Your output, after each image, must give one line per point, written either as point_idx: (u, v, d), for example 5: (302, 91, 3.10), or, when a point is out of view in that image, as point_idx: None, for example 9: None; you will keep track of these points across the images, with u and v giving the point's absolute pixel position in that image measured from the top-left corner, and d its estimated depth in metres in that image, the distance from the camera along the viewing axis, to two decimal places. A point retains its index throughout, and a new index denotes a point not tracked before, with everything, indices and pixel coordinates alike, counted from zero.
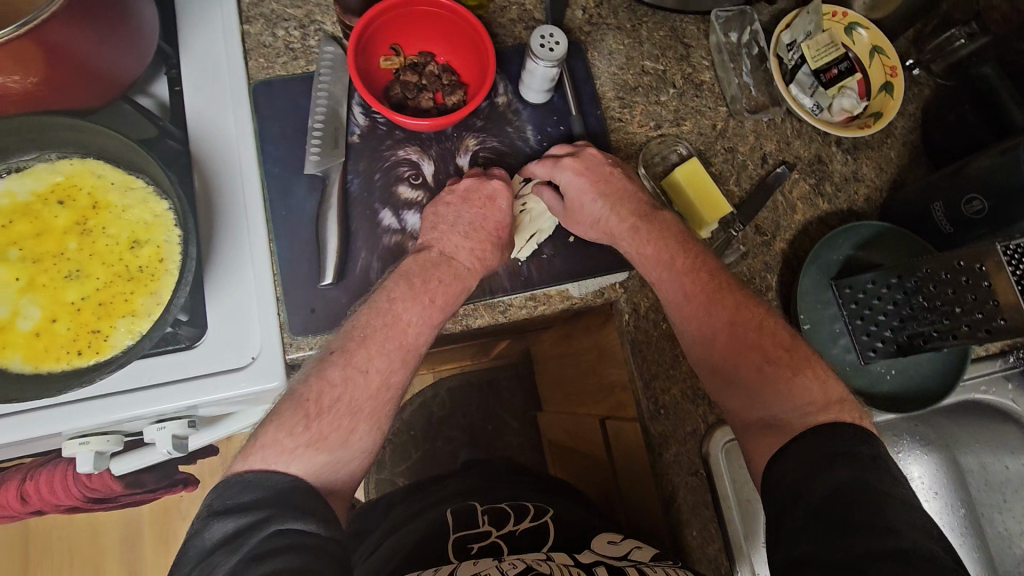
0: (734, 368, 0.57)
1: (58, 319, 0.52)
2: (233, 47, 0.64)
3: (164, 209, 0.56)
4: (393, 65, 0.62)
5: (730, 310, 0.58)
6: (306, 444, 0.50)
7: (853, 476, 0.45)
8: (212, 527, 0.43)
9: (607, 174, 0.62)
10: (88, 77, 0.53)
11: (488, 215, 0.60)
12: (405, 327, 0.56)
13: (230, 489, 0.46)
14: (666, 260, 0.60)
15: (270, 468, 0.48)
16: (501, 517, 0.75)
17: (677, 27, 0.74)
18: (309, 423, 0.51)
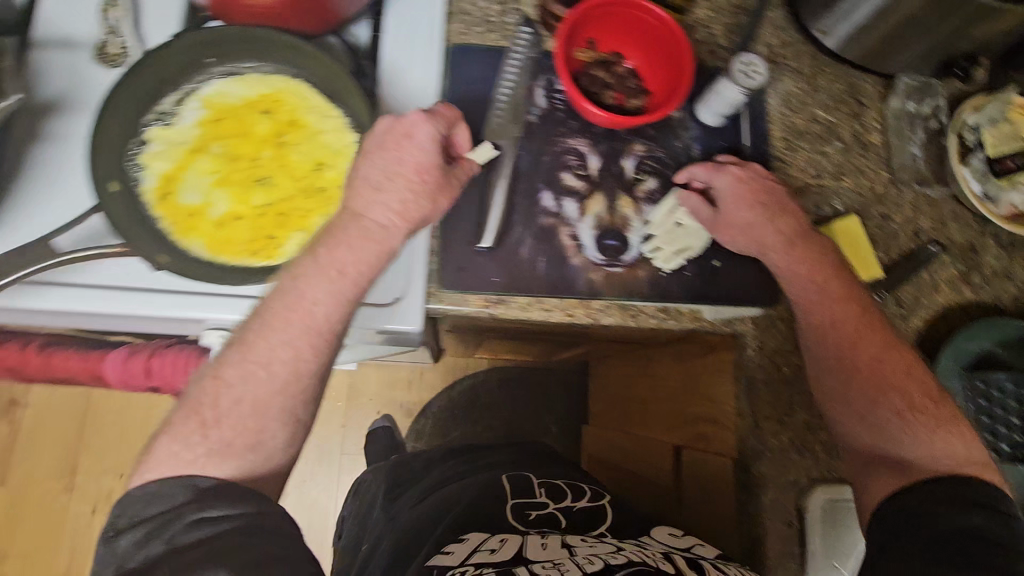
0: (872, 404, 0.58)
1: (242, 218, 0.56)
2: (437, 7, 0.66)
3: (352, 140, 0.58)
4: (585, 58, 0.64)
5: (880, 346, 0.59)
6: (206, 453, 0.50)
7: (987, 526, 0.49)
8: (120, 539, 0.47)
9: (767, 188, 0.63)
10: (320, 7, 0.57)
11: (407, 161, 0.53)
12: (311, 307, 0.51)
13: (129, 506, 0.48)
14: (817, 284, 0.60)
15: (174, 475, 0.49)
16: (558, 492, 0.78)
17: (856, 83, 0.74)
18: (206, 431, 0.50)
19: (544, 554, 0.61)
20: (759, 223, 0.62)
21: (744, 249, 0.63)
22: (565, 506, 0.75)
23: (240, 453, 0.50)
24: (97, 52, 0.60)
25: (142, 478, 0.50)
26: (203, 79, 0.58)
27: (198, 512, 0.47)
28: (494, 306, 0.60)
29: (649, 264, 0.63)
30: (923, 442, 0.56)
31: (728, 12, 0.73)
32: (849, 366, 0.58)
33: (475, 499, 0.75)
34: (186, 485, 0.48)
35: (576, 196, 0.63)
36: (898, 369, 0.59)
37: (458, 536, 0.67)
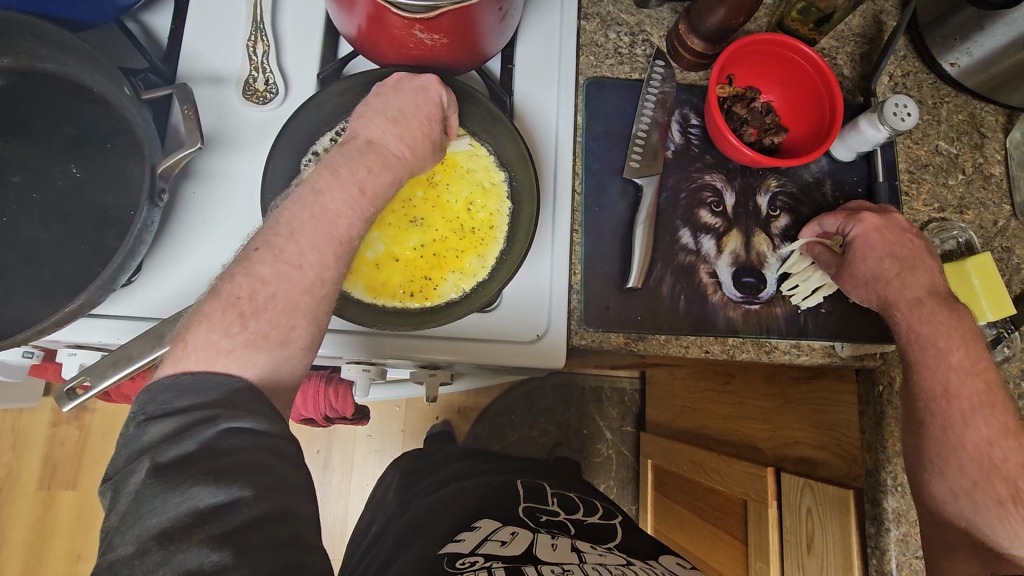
0: (972, 477, 0.57)
1: (398, 260, 0.56)
2: (572, 40, 0.67)
3: (500, 180, 0.59)
4: (725, 93, 0.64)
5: (993, 430, 0.57)
6: (241, 346, 0.42)
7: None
8: (149, 428, 0.38)
9: (907, 240, 0.61)
10: (468, 51, 0.56)
11: (420, 108, 0.53)
12: (336, 218, 0.47)
13: (159, 394, 0.40)
14: (943, 349, 0.57)
15: (203, 368, 0.41)
16: (570, 505, 0.82)
17: (976, 114, 0.74)
18: (245, 321, 0.43)
19: (557, 557, 0.62)
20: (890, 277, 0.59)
21: (866, 302, 0.61)
22: (575, 517, 0.78)
23: (270, 350, 0.43)
24: (243, 89, 0.59)
25: (169, 368, 0.41)
26: None
27: (226, 421, 0.38)
28: (635, 343, 0.61)
29: (786, 301, 0.63)
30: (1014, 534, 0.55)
31: (853, 41, 0.72)
32: (950, 439, 0.57)
33: (486, 498, 0.77)
34: (221, 385, 0.40)
35: (713, 232, 0.63)
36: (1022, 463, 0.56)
37: (469, 526, 0.68)
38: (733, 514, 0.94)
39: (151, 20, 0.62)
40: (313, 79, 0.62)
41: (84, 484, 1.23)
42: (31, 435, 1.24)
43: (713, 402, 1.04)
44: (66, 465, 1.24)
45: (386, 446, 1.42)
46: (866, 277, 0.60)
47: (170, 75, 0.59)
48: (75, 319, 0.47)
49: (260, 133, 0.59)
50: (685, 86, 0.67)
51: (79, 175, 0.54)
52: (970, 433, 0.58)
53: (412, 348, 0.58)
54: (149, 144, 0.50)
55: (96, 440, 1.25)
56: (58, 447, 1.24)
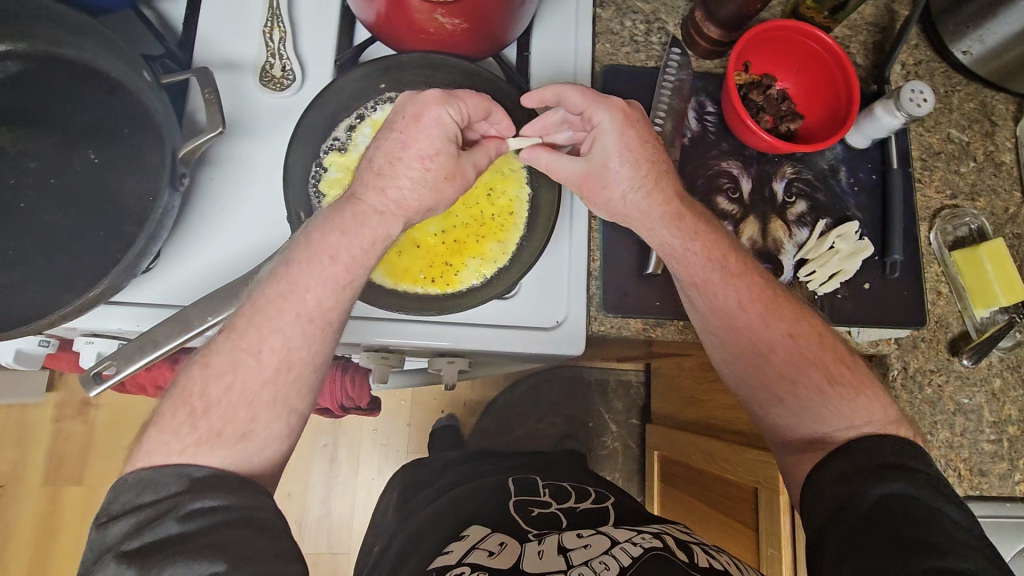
0: (796, 391, 0.54)
1: (418, 246, 0.56)
2: (589, 27, 0.67)
3: (520, 166, 0.59)
4: (741, 81, 0.65)
5: (789, 322, 0.56)
6: (195, 445, 0.44)
7: (911, 493, 0.45)
8: (110, 529, 0.40)
9: (634, 119, 0.56)
10: (488, 38, 0.56)
11: (409, 145, 0.50)
12: (303, 294, 0.48)
13: (122, 491, 0.42)
14: (718, 260, 0.57)
15: (162, 464, 0.43)
16: (562, 492, 0.83)
17: (988, 102, 0.74)
18: (196, 421, 0.45)
19: (542, 565, 0.62)
20: (637, 189, 0.56)
21: (629, 218, 0.58)
22: (567, 506, 0.78)
23: (232, 443, 0.45)
24: (261, 76, 0.59)
25: (136, 464, 0.44)
26: (374, 105, 0.59)
27: (191, 503, 0.41)
28: (653, 329, 0.61)
29: (803, 287, 0.63)
30: (838, 410, 0.52)
31: (866, 30, 0.72)
32: (764, 361, 0.56)
33: (482, 505, 0.77)
34: (180, 474, 0.42)
35: (730, 219, 0.64)
36: (798, 361, 0.55)
37: (458, 536, 0.70)
38: (744, 504, 0.94)
39: (165, 6, 0.61)
40: (331, 66, 0.61)
41: (89, 478, 1.23)
42: (35, 430, 1.23)
43: (721, 391, 1.05)
44: (71, 459, 1.23)
45: (391, 440, 1.42)
46: (614, 188, 0.56)
47: (187, 62, 0.59)
48: (95, 305, 0.46)
49: (279, 120, 0.59)
50: (701, 74, 0.67)
51: (97, 161, 0.53)
52: (771, 334, 0.56)
53: (432, 336, 0.58)
54: (169, 129, 0.50)
55: (102, 433, 1.24)
56: (62, 442, 1.23)
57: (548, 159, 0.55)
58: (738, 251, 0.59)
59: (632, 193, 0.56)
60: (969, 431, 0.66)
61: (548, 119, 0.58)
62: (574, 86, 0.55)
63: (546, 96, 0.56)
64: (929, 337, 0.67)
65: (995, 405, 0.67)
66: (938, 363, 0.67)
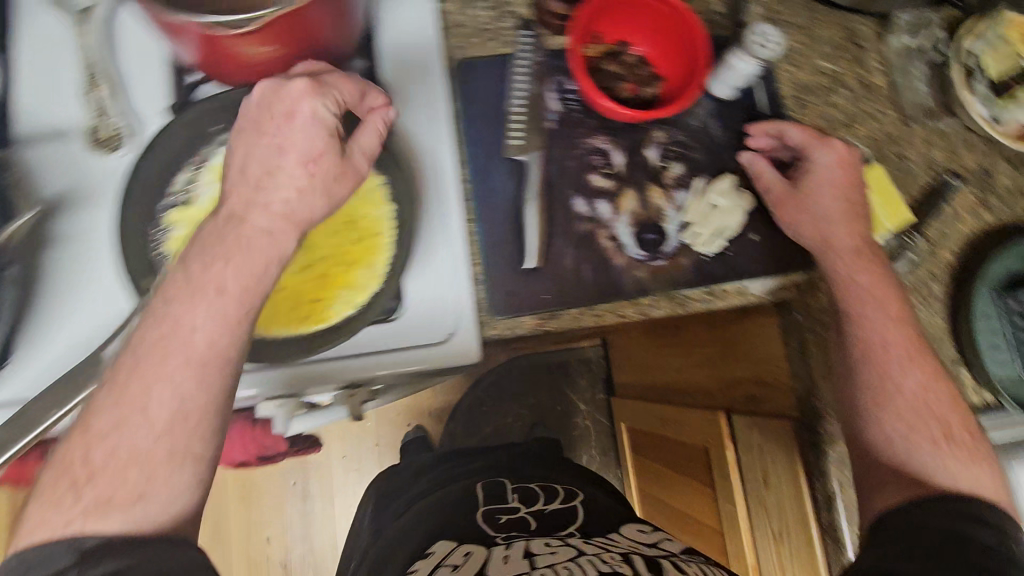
0: (907, 430, 0.57)
1: (283, 289, 0.54)
2: (432, 22, 0.64)
3: (379, 184, 0.57)
4: (595, 53, 0.62)
5: (927, 373, 0.58)
6: (81, 514, 0.38)
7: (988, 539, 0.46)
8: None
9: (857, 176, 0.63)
10: (319, 54, 0.55)
11: (287, 148, 0.47)
12: (198, 336, 0.43)
13: (5, 572, 0.37)
14: (875, 295, 0.60)
15: (51, 532, 0.38)
16: (529, 496, 0.81)
17: (853, 28, 0.74)
18: (79, 491, 0.39)
19: (506, 568, 0.61)
20: (835, 219, 0.62)
21: (807, 243, 0.63)
22: (536, 509, 0.77)
23: (125, 509, 0.39)
24: (87, 139, 0.56)
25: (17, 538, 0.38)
26: (211, 149, 0.54)
27: (93, 543, 0.37)
28: (548, 321, 0.61)
29: (691, 250, 0.63)
30: (949, 467, 0.54)
31: None
32: (892, 387, 0.58)
33: (445, 519, 0.75)
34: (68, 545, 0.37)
35: (607, 196, 0.62)
36: (919, 409, 0.57)
37: (424, 553, 0.68)
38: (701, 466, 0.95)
39: None
40: (162, 114, 0.58)
41: None
42: None
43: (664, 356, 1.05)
44: None
45: (363, 461, 1.40)
46: (810, 213, 0.62)
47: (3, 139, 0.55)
48: None
49: (115, 183, 0.56)
50: (556, 52, 0.65)
51: None
52: (908, 381, 0.58)
53: (314, 376, 0.57)
54: None
55: None
56: None
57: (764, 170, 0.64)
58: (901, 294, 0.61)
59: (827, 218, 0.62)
60: None
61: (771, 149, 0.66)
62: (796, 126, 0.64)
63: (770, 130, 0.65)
64: None
65: None
66: None
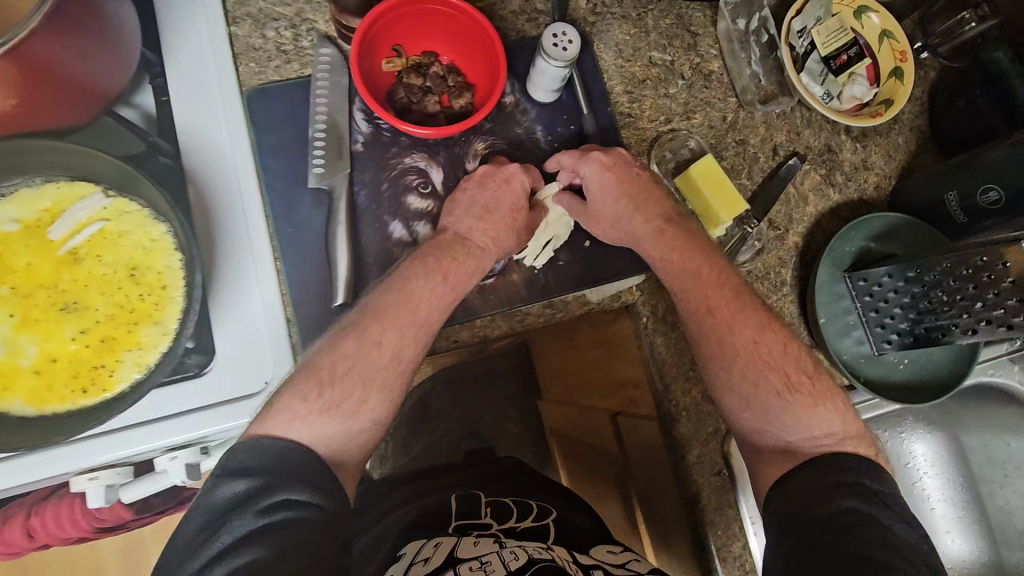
0: (753, 388, 0.58)
1: (58, 360, 0.49)
2: (222, 49, 0.60)
3: (162, 232, 0.53)
4: (396, 67, 0.59)
5: (754, 327, 0.59)
6: (318, 411, 0.51)
7: (858, 507, 0.49)
8: (223, 486, 0.45)
9: (634, 175, 0.63)
10: (73, 92, 0.50)
11: (504, 201, 0.60)
12: (429, 313, 0.56)
13: (242, 449, 0.47)
14: (691, 270, 0.60)
15: (283, 431, 0.49)
16: (503, 512, 0.67)
17: (684, 14, 0.71)
18: (322, 389, 0.52)
19: (476, 549, 0.57)
20: (626, 217, 0.62)
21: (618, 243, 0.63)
22: (507, 526, 0.64)
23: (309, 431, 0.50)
24: None
25: (257, 428, 0.49)
26: None
27: (288, 490, 0.45)
28: None
29: (520, 266, 0.61)
30: (795, 416, 0.57)
31: None
32: (732, 353, 0.58)
33: (411, 525, 0.67)
34: (293, 446, 0.48)
35: (427, 217, 0.61)
36: (757, 364, 0.58)
37: (395, 557, 0.60)
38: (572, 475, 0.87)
39: None
40: None
41: None
42: None
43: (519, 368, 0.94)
44: None
45: None
46: (608, 218, 0.62)
47: None
48: None
49: None
50: None
51: None
52: (740, 336, 0.59)
53: (107, 449, 0.53)
54: None
55: None
56: None
57: (572, 206, 0.62)
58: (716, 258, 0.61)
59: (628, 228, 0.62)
60: None
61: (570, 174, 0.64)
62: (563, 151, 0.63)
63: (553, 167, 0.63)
64: None
65: None
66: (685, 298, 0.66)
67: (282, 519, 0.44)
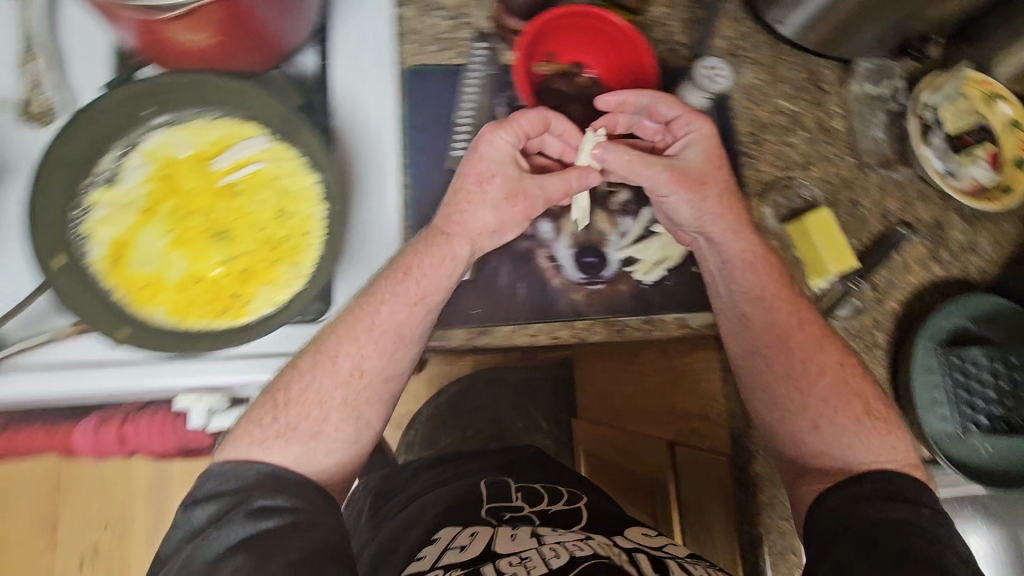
0: (833, 412, 0.56)
1: (201, 281, 0.53)
2: (389, 29, 0.64)
3: (312, 183, 0.56)
4: (545, 70, 0.62)
5: (840, 349, 0.58)
6: (274, 435, 0.51)
7: (908, 518, 0.48)
8: (196, 510, 0.47)
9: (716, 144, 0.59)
10: (254, 44, 0.53)
11: (475, 174, 0.55)
12: (402, 329, 0.54)
13: (212, 475, 0.49)
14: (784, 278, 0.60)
15: (243, 456, 0.50)
16: (535, 496, 0.70)
17: (816, 70, 0.74)
18: (277, 414, 0.52)
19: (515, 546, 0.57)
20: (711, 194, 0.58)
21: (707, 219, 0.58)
22: (540, 509, 0.67)
23: (290, 445, 0.51)
24: (20, 113, 0.55)
25: (226, 455, 0.51)
26: (144, 132, 0.54)
27: (261, 498, 0.47)
28: (479, 337, 0.59)
29: (630, 278, 0.62)
30: (871, 443, 0.55)
31: (686, 8, 0.71)
32: (813, 371, 0.57)
33: (452, 506, 0.69)
34: (257, 468, 0.49)
35: (549, 214, 0.62)
36: (838, 388, 0.56)
37: (430, 539, 0.62)
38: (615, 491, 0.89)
39: None
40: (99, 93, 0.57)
41: None
42: None
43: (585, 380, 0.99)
44: None
45: None
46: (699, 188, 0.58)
47: None
48: None
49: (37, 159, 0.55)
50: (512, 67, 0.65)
51: None
52: (829, 357, 0.57)
53: (230, 372, 0.55)
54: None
55: None
56: None
57: (634, 155, 0.56)
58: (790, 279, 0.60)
59: (705, 201, 0.58)
60: None
61: (622, 114, 0.61)
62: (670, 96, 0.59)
63: (638, 98, 0.58)
64: None
65: None
66: None
67: (264, 528, 0.45)
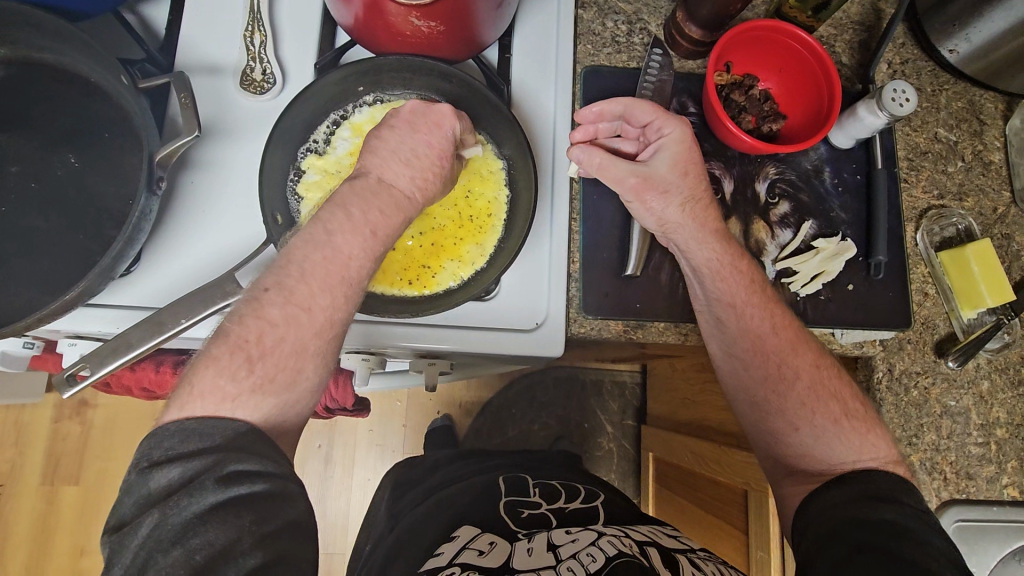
0: (810, 412, 0.56)
1: (396, 249, 0.58)
2: (569, 27, 0.66)
3: (498, 168, 0.60)
4: (722, 80, 0.64)
5: (816, 352, 0.58)
6: (249, 390, 0.44)
7: (898, 520, 0.46)
8: (154, 475, 0.40)
9: (689, 154, 0.59)
10: (460, 44, 0.56)
11: (429, 144, 0.53)
12: (347, 261, 0.48)
13: (165, 437, 0.41)
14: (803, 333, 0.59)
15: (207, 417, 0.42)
16: (552, 493, 0.72)
17: (976, 101, 0.73)
18: (253, 365, 0.45)
19: (532, 562, 0.55)
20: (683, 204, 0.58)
21: (649, 219, 0.59)
22: (556, 506, 0.68)
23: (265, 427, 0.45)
24: (240, 79, 0.59)
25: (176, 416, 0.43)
26: (355, 107, 0.60)
27: (233, 463, 0.40)
28: (634, 331, 0.62)
29: (786, 288, 0.64)
30: (848, 442, 0.54)
31: (851, 29, 0.71)
32: (800, 396, 0.56)
33: (469, 504, 0.68)
34: (225, 427, 0.42)
35: None
36: (818, 390, 0.56)
37: (448, 536, 0.61)
38: (711, 489, 0.92)
39: (149, 12, 0.60)
40: (311, 70, 0.61)
41: (87, 476, 1.18)
42: (32, 433, 1.18)
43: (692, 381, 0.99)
44: (68, 461, 1.18)
45: (387, 440, 1.30)
46: (666, 198, 0.57)
47: (167, 66, 0.58)
48: (72, 308, 0.46)
49: (257, 124, 0.59)
50: (683, 74, 0.67)
51: (77, 165, 0.53)
52: (802, 362, 0.57)
53: (409, 338, 0.58)
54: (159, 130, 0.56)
55: (98, 436, 1.19)
56: (60, 443, 1.18)
57: (604, 157, 0.57)
58: (787, 311, 0.60)
59: (668, 208, 0.58)
60: (956, 433, 0.66)
61: (601, 123, 0.62)
62: (645, 101, 0.59)
63: (613, 107, 0.60)
64: (915, 338, 0.66)
65: (983, 408, 0.67)
66: (925, 365, 0.66)
67: (237, 495, 0.39)
